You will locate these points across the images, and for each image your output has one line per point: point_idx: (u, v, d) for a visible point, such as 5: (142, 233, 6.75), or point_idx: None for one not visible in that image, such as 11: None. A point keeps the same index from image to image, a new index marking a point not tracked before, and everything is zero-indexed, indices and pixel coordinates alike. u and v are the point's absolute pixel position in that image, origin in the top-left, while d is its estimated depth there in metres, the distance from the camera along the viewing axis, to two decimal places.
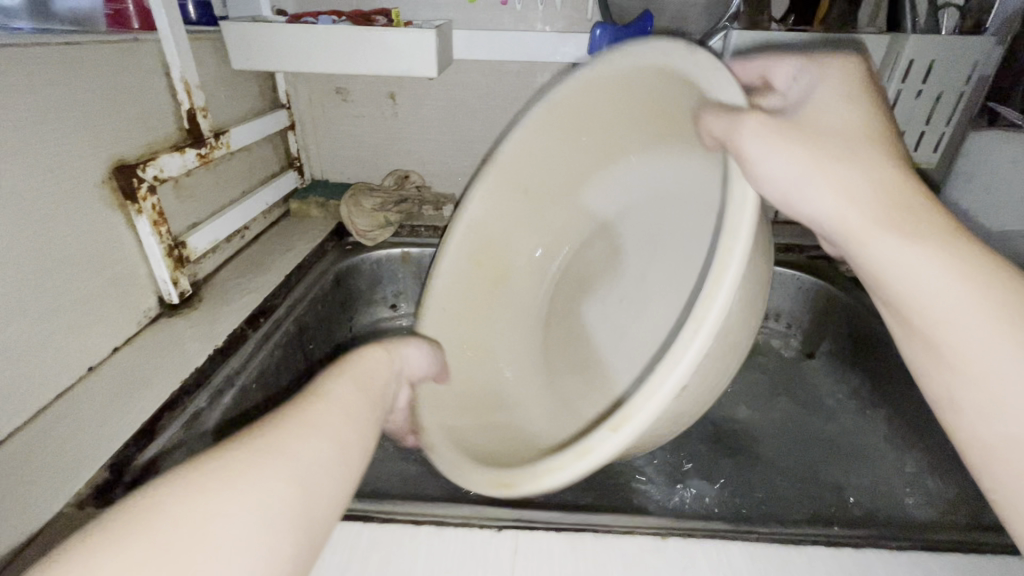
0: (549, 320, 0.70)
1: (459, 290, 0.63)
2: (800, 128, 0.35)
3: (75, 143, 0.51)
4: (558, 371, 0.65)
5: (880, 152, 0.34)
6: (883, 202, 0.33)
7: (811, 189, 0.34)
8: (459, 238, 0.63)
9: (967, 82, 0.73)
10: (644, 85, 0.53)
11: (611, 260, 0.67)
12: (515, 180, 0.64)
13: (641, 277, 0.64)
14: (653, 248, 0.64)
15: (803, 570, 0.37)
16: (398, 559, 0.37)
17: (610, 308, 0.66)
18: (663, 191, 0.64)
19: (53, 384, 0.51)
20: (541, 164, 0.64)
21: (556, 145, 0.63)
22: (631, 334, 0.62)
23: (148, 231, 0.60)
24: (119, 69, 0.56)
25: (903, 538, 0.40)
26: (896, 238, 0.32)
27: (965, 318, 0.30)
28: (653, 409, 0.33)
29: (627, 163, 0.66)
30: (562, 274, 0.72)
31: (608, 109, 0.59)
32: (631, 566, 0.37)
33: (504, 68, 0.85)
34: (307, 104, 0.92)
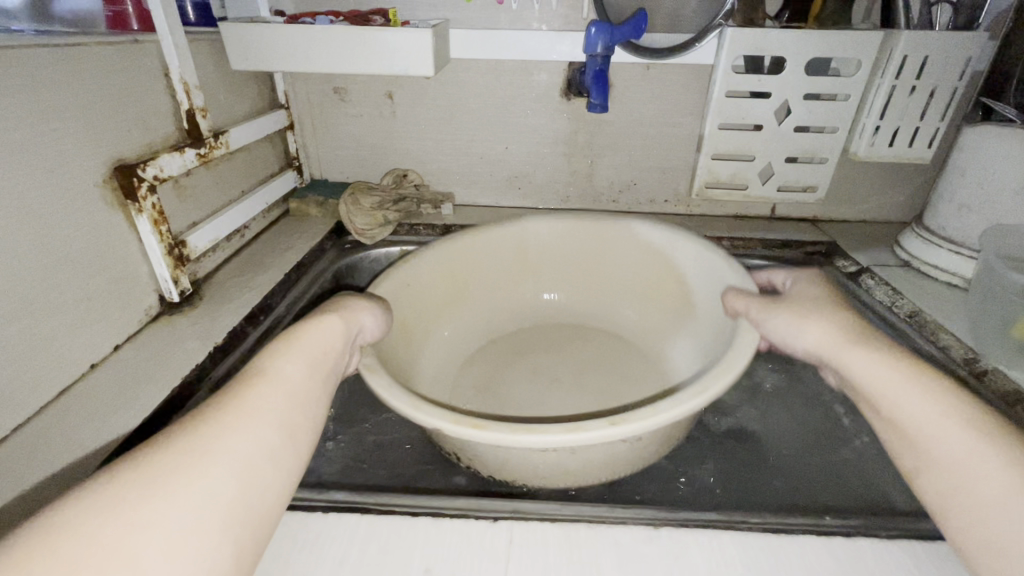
0: (472, 359, 0.75)
1: (427, 288, 0.70)
2: (785, 300, 0.52)
3: (76, 142, 0.52)
4: (469, 396, 0.69)
5: (843, 311, 0.48)
6: (849, 337, 0.45)
7: (801, 334, 0.48)
8: (445, 247, 0.72)
9: (961, 78, 0.73)
10: (661, 252, 0.74)
11: (557, 349, 0.77)
12: (518, 249, 0.79)
13: (581, 366, 0.73)
14: (598, 353, 0.75)
15: (793, 558, 0.37)
16: (396, 548, 0.37)
17: (545, 368, 0.72)
18: (634, 322, 0.78)
19: (55, 381, 0.52)
20: (560, 256, 0.80)
21: (583, 246, 0.79)
22: (567, 385, 0.69)
23: (147, 230, 0.61)
24: (118, 69, 0.57)
25: (892, 527, 0.40)
26: (856, 356, 0.43)
27: (927, 415, 0.39)
28: (648, 421, 0.42)
29: (624, 313, 0.80)
30: (503, 335, 0.80)
31: (640, 251, 0.76)
32: (624, 554, 0.37)
33: (501, 67, 0.86)
34: (306, 105, 0.93)
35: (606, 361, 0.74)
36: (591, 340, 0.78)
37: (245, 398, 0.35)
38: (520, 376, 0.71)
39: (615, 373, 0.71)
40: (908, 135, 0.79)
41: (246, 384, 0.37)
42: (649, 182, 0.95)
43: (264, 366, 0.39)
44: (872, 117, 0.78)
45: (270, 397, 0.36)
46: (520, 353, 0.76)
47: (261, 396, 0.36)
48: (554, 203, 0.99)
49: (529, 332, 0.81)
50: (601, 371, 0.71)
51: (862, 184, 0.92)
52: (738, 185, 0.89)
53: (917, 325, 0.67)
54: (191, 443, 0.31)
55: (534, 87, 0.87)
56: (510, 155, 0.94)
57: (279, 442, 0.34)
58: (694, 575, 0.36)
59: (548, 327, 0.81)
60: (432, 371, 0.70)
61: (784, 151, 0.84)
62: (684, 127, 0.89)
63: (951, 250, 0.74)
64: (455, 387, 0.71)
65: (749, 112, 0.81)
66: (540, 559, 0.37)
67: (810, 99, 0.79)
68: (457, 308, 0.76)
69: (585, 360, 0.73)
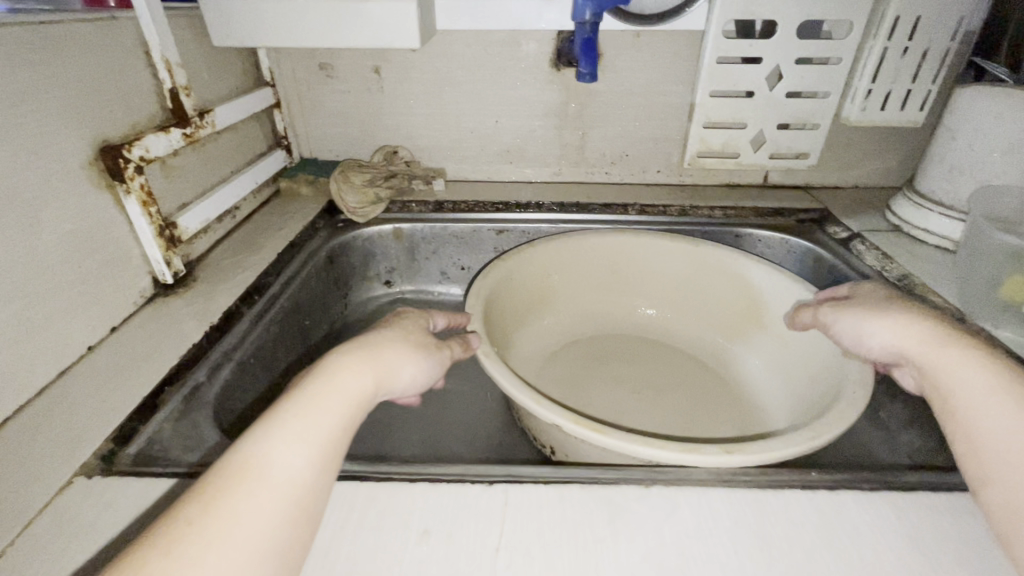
0: (559, 356, 0.77)
1: (524, 283, 0.75)
2: (854, 301, 0.53)
3: (59, 123, 0.52)
4: (554, 390, 0.70)
5: (911, 319, 0.45)
6: (928, 340, 0.43)
7: (875, 332, 0.47)
8: (555, 245, 0.76)
9: (953, 38, 0.72)
10: (736, 281, 0.75)
11: (637, 359, 0.76)
12: (611, 262, 0.81)
13: (656, 386, 0.71)
14: (676, 375, 0.73)
15: (779, 513, 0.39)
16: (396, 512, 0.39)
17: (623, 377, 0.72)
18: (710, 342, 0.79)
19: (54, 363, 0.52)
20: (657, 276, 0.81)
21: (661, 269, 0.80)
22: (649, 399, 0.68)
23: (137, 211, 0.60)
24: (98, 48, 0.56)
25: (877, 481, 0.41)
26: (949, 357, 0.41)
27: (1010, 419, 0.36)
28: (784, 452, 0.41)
29: (700, 336, 0.80)
30: (591, 340, 0.80)
31: (714, 278, 0.77)
32: (618, 513, 0.38)
33: (488, 37, 0.84)
34: (291, 81, 0.91)
35: (690, 385, 0.72)
36: (674, 359, 0.77)
37: (225, 515, 0.30)
38: (601, 383, 0.71)
39: (700, 400, 0.69)
40: (900, 97, 0.79)
41: (231, 488, 0.31)
42: (642, 153, 0.94)
43: (259, 462, 0.33)
44: (866, 80, 0.78)
45: (257, 511, 0.31)
46: (601, 357, 0.76)
47: (252, 523, 0.31)
48: (546, 176, 0.98)
49: (613, 338, 0.80)
50: (684, 395, 0.70)
51: (854, 149, 0.91)
52: (730, 154, 0.88)
53: (906, 288, 0.67)
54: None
55: (523, 57, 0.86)
56: (500, 128, 0.93)
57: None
58: (685, 531, 0.37)
59: (635, 339, 0.80)
60: (522, 361, 0.73)
61: (776, 117, 0.83)
62: (675, 95, 0.88)
63: (941, 213, 0.75)
64: (541, 377, 0.73)
65: (741, 79, 0.80)
66: (535, 519, 0.38)
67: (802, 63, 0.78)
68: (546, 306, 0.79)
69: (667, 383, 0.72)
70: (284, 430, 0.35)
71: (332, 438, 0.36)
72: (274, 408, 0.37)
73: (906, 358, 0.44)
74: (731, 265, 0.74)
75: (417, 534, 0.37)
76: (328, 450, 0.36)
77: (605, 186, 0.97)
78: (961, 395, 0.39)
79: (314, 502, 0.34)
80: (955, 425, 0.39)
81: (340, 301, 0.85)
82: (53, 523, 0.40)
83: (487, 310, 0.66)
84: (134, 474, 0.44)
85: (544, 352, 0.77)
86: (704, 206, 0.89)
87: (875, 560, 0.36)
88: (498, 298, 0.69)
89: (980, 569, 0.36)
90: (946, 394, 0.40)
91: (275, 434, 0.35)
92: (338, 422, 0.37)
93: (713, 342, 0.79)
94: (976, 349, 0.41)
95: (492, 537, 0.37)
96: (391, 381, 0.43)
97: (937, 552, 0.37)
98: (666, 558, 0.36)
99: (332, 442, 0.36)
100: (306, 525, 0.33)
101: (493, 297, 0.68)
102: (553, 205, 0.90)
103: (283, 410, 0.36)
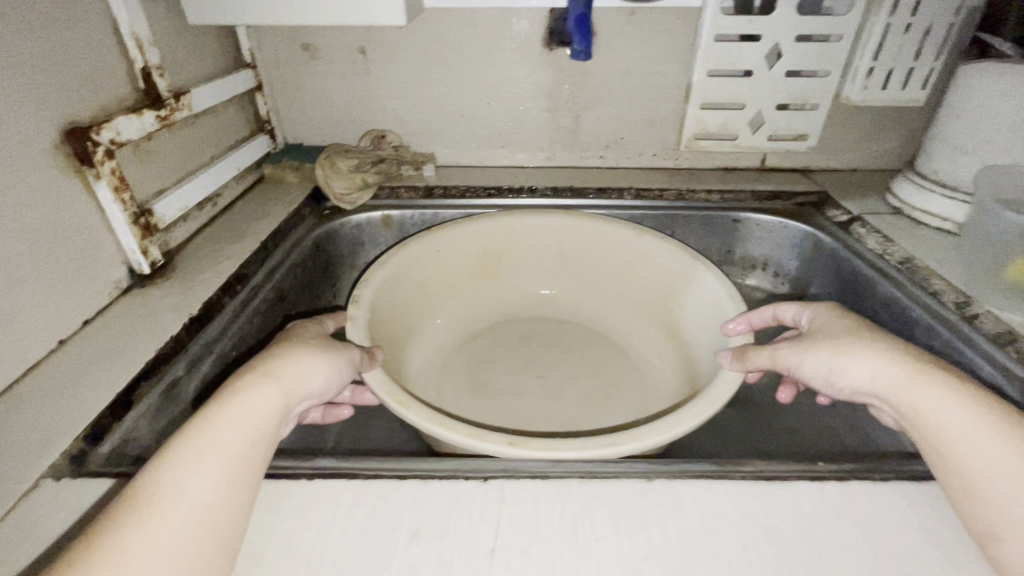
0: (479, 336, 0.77)
1: (456, 259, 0.76)
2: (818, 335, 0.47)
3: (22, 104, 0.48)
4: (455, 377, 0.70)
5: (875, 346, 0.43)
6: (894, 375, 0.41)
7: (847, 369, 0.43)
8: (488, 225, 0.76)
9: (957, 14, 0.70)
10: (657, 267, 0.73)
11: (548, 345, 0.75)
12: (556, 245, 0.80)
13: (568, 374, 0.70)
14: (586, 358, 0.73)
15: (784, 506, 0.37)
16: (384, 514, 0.37)
17: (535, 365, 0.71)
18: (624, 323, 0.78)
19: (22, 358, 0.50)
20: (603, 263, 0.79)
21: (585, 251, 0.79)
22: (553, 384, 0.68)
23: (109, 198, 0.57)
24: (62, 22, 0.52)
25: (885, 470, 0.40)
26: (928, 393, 0.39)
27: (1004, 461, 0.34)
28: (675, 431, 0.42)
29: (617, 320, 0.79)
30: (508, 321, 0.79)
31: (634, 261, 0.76)
32: (618, 507, 0.37)
33: (479, 16, 0.81)
34: (274, 63, 0.87)
35: (606, 374, 0.71)
36: (601, 349, 0.75)
37: (123, 551, 0.29)
38: (510, 366, 0.71)
39: (608, 382, 0.69)
40: (902, 76, 0.77)
41: (128, 522, 0.30)
42: (637, 136, 0.92)
43: (163, 484, 0.32)
44: (867, 58, 0.76)
45: (161, 539, 0.30)
46: (516, 341, 0.76)
47: (154, 548, 0.30)
48: (539, 161, 0.96)
49: (534, 321, 0.80)
50: (591, 383, 0.69)
51: (854, 131, 0.89)
52: (727, 136, 0.86)
53: (908, 272, 0.66)
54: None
55: (514, 36, 0.83)
56: (491, 111, 0.90)
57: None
58: (688, 527, 0.36)
59: (548, 321, 0.80)
60: (431, 343, 0.74)
61: (775, 97, 0.81)
62: (671, 76, 0.85)
63: (944, 195, 0.73)
64: (450, 358, 0.73)
65: (739, 58, 0.78)
66: (531, 517, 0.36)
67: (802, 41, 0.76)
68: (478, 286, 0.80)
69: (580, 371, 0.71)
70: (186, 453, 0.34)
71: (239, 455, 0.36)
72: (176, 435, 0.35)
73: (881, 396, 0.41)
74: (650, 248, 0.73)
75: (407, 534, 0.35)
76: (233, 464, 0.35)
77: (598, 171, 0.95)
78: (948, 426, 0.37)
79: (225, 517, 0.33)
80: (948, 467, 0.36)
81: (328, 291, 0.82)
82: (22, 527, 0.38)
83: (390, 286, 0.67)
84: (105, 474, 0.41)
85: (459, 333, 0.77)
86: (701, 189, 0.87)
87: (883, 553, 0.34)
88: (411, 273, 0.71)
89: None
90: (931, 432, 0.38)
91: (173, 461, 0.34)
92: (245, 436, 0.36)
93: (633, 326, 0.78)
94: (951, 381, 0.39)
95: (487, 536, 0.35)
96: (305, 388, 0.42)
97: (951, 545, 0.35)
98: (671, 557, 0.34)
99: (241, 458, 0.36)
100: (221, 540, 0.32)
101: (395, 279, 0.68)
102: (547, 190, 0.87)
103: (183, 435, 0.35)
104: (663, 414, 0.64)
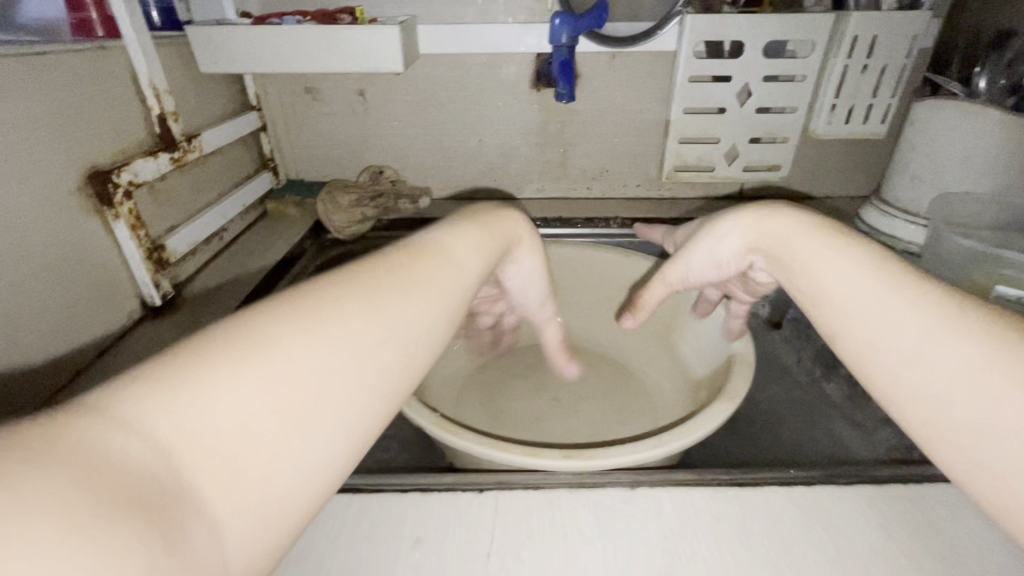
0: (489, 364, 0.79)
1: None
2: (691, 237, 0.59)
3: (50, 151, 0.53)
4: (470, 405, 0.72)
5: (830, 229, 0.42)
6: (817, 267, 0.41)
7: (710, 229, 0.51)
8: None
9: (908, 56, 0.77)
10: (653, 287, 0.78)
11: (558, 370, 0.77)
12: (546, 273, 0.84)
13: (576, 399, 0.72)
14: (593, 381, 0.75)
15: (759, 510, 0.40)
16: (388, 523, 0.39)
17: (547, 389, 0.74)
18: (623, 346, 0.81)
19: (42, 387, 0.53)
20: (599, 288, 0.83)
21: (587, 276, 0.83)
22: (566, 407, 0.70)
23: (126, 235, 0.61)
24: (89, 76, 0.57)
25: (852, 474, 0.43)
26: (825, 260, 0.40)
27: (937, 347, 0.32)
28: (680, 442, 0.45)
29: (622, 344, 0.82)
30: (517, 348, 0.82)
31: (632, 282, 0.80)
32: (604, 512, 0.40)
33: (471, 60, 0.87)
34: (278, 106, 0.93)
35: (615, 392, 0.74)
36: (604, 370, 0.78)
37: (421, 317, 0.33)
38: (522, 392, 0.73)
39: (617, 405, 0.72)
40: (863, 111, 0.83)
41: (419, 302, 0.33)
42: (621, 168, 0.97)
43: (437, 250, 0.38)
44: (830, 94, 0.82)
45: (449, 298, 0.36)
46: (529, 368, 0.78)
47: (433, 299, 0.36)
48: (530, 193, 1.01)
49: (543, 347, 0.82)
50: (604, 401, 0.72)
51: (824, 161, 0.95)
52: (705, 167, 0.92)
53: None
54: (218, 417, 0.23)
55: (503, 78, 0.89)
56: (483, 147, 0.96)
57: (343, 437, 0.28)
58: (669, 530, 0.39)
59: (551, 347, 0.82)
60: (445, 369, 0.76)
61: (747, 132, 0.87)
62: (650, 113, 0.91)
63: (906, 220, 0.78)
64: (464, 387, 0.75)
65: (712, 96, 0.84)
66: (525, 525, 0.39)
67: (770, 80, 0.82)
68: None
69: (590, 392, 0.73)
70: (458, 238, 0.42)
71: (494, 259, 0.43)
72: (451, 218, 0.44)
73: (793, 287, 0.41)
74: (646, 271, 0.78)
75: (409, 542, 0.38)
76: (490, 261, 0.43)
77: (585, 201, 1.00)
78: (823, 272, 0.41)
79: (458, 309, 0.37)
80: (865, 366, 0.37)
81: None
82: None
83: None
84: None
85: (469, 362, 0.79)
86: (683, 218, 0.91)
87: (848, 549, 0.38)
88: None
89: (955, 560, 0.37)
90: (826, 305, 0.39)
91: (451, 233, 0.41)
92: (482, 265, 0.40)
93: (635, 347, 0.81)
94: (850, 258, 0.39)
95: (483, 542, 0.38)
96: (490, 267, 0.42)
97: (908, 543, 0.38)
98: (652, 556, 0.37)
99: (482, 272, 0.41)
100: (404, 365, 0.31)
101: None
102: (537, 220, 0.92)
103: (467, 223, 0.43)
104: (667, 428, 0.67)
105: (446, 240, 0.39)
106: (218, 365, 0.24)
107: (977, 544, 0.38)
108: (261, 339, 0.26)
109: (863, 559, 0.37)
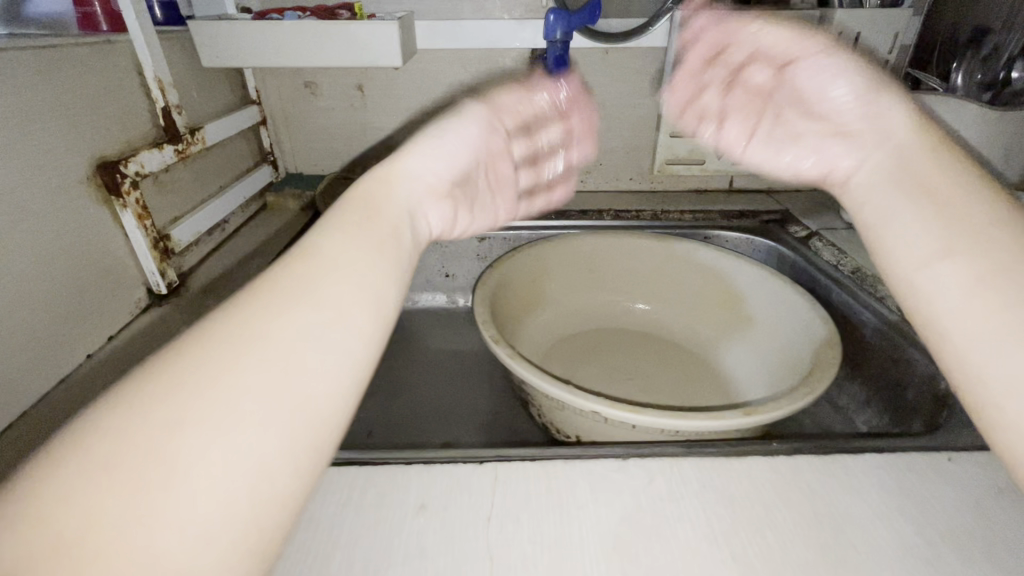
0: (561, 344, 0.80)
1: (521, 277, 0.77)
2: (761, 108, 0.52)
3: (61, 141, 0.54)
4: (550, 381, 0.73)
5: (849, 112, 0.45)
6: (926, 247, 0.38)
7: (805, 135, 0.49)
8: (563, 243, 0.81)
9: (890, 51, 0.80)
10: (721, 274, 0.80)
11: (635, 351, 0.79)
12: (589, 263, 0.85)
13: (650, 377, 0.74)
14: (673, 361, 0.78)
15: (742, 477, 0.43)
16: (394, 491, 0.42)
17: (624, 369, 0.75)
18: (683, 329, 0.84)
19: (57, 370, 0.55)
20: (665, 276, 0.85)
21: (658, 262, 0.84)
22: (646, 384, 0.72)
23: (133, 225, 0.63)
24: (98, 69, 0.59)
25: (835, 447, 0.46)
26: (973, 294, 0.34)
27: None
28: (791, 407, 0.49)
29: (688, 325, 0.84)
30: (583, 331, 0.83)
31: (699, 270, 0.82)
32: (597, 480, 0.42)
33: (468, 56, 0.89)
34: (277, 100, 0.95)
35: (691, 372, 0.76)
36: (676, 351, 0.80)
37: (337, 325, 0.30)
38: (599, 373, 0.74)
39: (697, 381, 0.74)
40: None
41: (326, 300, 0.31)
42: (614, 162, 1.00)
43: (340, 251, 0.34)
44: None
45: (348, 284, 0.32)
46: (599, 349, 0.79)
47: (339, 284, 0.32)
48: None
49: (617, 330, 0.84)
50: (685, 378, 0.75)
51: None
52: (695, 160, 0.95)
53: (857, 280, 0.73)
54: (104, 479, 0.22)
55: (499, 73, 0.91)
56: None
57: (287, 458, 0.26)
58: (658, 496, 0.41)
59: (621, 330, 0.84)
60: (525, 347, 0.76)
61: None
62: (642, 108, 0.94)
63: None
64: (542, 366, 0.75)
65: None
66: (522, 493, 0.41)
67: None
68: (537, 308, 0.81)
69: (668, 371, 0.76)
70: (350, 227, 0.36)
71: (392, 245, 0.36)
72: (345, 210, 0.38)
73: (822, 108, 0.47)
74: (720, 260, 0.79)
75: (413, 509, 0.40)
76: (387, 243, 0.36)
77: (579, 193, 1.02)
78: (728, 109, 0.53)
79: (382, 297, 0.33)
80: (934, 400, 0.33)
81: None
82: None
83: (497, 299, 0.70)
84: None
85: (543, 344, 0.79)
86: (674, 210, 0.94)
87: (824, 511, 0.40)
88: (511, 285, 0.74)
89: (925, 521, 0.40)
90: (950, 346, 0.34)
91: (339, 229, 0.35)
92: (382, 252, 0.35)
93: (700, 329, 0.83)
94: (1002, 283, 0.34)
95: (483, 507, 0.40)
96: (401, 266, 0.36)
97: (882, 504, 0.41)
98: (641, 518, 0.39)
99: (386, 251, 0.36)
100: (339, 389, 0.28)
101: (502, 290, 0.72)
102: None
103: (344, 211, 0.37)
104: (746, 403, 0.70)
105: (338, 240, 0.34)
106: (108, 429, 0.23)
107: (948, 511, 0.40)
108: (151, 394, 0.25)
109: (840, 521, 0.39)
